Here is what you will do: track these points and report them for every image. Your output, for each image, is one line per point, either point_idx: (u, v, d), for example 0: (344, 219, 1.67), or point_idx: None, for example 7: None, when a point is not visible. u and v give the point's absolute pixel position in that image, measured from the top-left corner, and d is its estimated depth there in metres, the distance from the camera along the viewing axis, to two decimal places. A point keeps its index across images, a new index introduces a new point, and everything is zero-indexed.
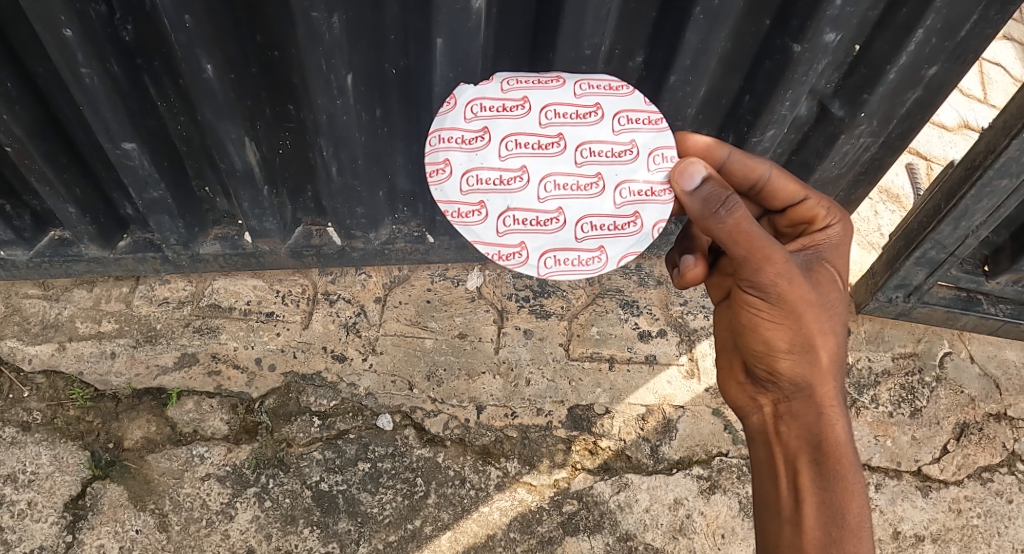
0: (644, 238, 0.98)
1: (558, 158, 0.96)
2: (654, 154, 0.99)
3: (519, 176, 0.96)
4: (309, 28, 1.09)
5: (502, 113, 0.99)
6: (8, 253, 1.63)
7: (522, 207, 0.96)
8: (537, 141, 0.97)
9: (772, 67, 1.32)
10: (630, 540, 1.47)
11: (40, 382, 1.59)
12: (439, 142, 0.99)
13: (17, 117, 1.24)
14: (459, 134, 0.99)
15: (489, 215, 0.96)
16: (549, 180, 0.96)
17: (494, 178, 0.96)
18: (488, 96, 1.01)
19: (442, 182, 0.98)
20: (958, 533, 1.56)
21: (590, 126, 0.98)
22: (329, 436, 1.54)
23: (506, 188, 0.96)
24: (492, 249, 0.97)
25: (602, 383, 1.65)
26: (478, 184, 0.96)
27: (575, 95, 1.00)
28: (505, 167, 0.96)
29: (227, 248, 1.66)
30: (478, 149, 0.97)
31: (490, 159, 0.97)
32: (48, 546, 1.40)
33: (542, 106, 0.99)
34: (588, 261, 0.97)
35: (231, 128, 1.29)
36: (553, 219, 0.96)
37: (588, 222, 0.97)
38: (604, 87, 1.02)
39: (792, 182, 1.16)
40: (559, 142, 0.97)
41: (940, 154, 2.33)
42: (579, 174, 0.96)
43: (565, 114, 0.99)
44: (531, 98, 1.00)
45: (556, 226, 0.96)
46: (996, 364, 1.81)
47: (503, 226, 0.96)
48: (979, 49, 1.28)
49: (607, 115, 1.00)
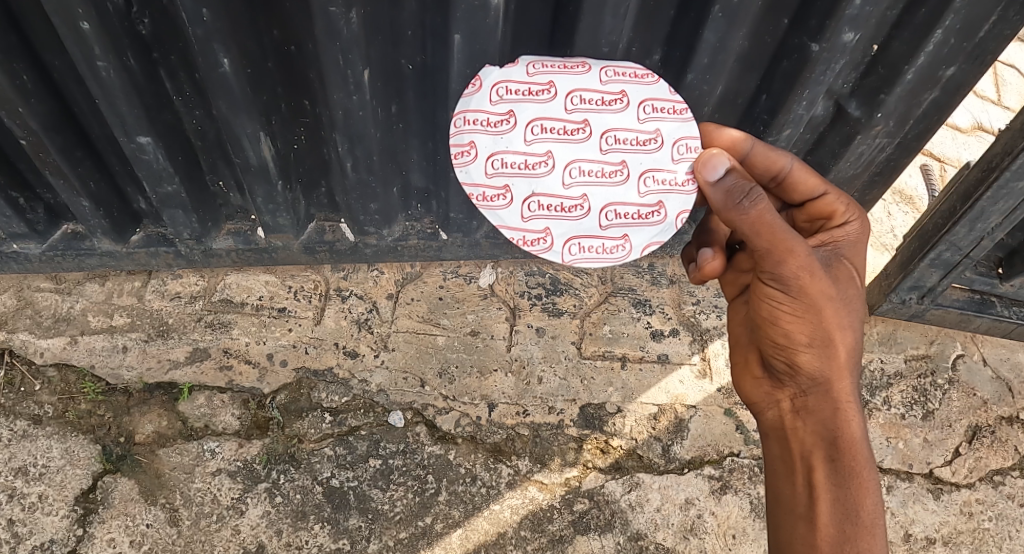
0: (668, 228, 1.00)
1: (583, 145, 0.98)
2: (678, 144, 1.01)
3: (544, 161, 0.98)
4: (327, 23, 1.09)
5: (529, 97, 1.00)
6: (21, 247, 1.63)
7: (546, 193, 0.98)
8: (562, 127, 0.98)
9: (790, 67, 1.32)
10: (641, 539, 1.46)
11: (51, 375, 1.59)
12: (465, 124, 1.00)
13: (34, 111, 1.25)
14: (484, 117, 1.00)
15: (514, 200, 0.98)
16: (574, 166, 0.98)
17: (519, 162, 0.98)
18: (513, 79, 1.01)
19: (467, 165, 0.99)
20: (969, 536, 1.55)
21: (615, 113, 0.99)
22: (340, 432, 1.54)
23: (530, 173, 0.98)
24: (517, 234, 0.98)
25: (614, 382, 1.64)
26: (504, 167, 0.98)
27: (601, 81, 1.01)
28: (531, 151, 0.98)
29: (240, 243, 1.66)
30: (504, 133, 0.98)
31: (516, 143, 0.98)
32: (59, 539, 1.40)
33: (567, 92, 1.00)
34: (611, 250, 0.99)
35: (247, 123, 1.29)
36: (577, 206, 0.98)
37: (612, 210, 0.99)
38: (630, 75, 1.03)
39: (812, 176, 1.16)
40: (584, 128, 0.98)
41: (954, 156, 2.32)
42: (603, 161, 0.98)
43: (591, 100, 1.00)
44: (557, 83, 1.01)
45: (580, 213, 0.98)
46: (1009, 367, 1.81)
47: (527, 211, 0.98)
48: (998, 50, 1.28)
49: (633, 103, 1.01)
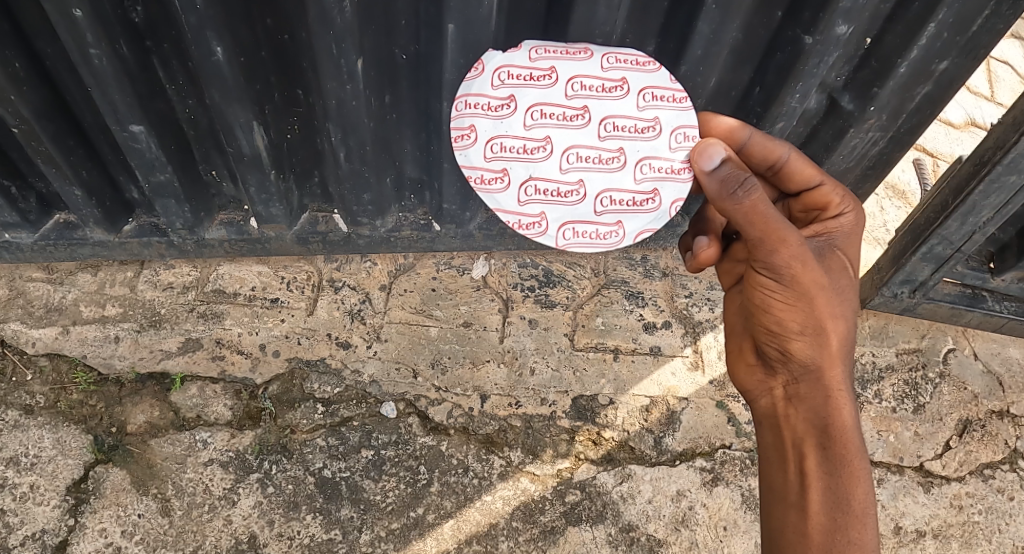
0: (661, 215, 1.02)
1: (582, 132, 0.98)
2: (676, 132, 1.01)
3: (542, 146, 0.99)
4: (320, 12, 1.09)
5: (529, 82, 1.00)
6: (14, 236, 1.62)
7: (543, 177, 1.00)
8: (562, 113, 0.98)
9: (784, 59, 1.32)
10: (632, 531, 1.47)
11: (43, 365, 1.59)
12: (465, 108, 1.01)
13: (25, 98, 1.24)
14: (485, 101, 1.00)
15: (511, 184, 1.00)
16: (571, 152, 0.99)
17: (517, 147, 0.99)
18: (515, 63, 1.01)
19: (467, 148, 1.01)
20: (959, 529, 1.57)
21: (616, 101, 0.99)
22: (332, 423, 1.54)
23: (529, 157, 0.99)
24: (513, 217, 1.01)
25: (607, 373, 1.65)
26: (502, 152, 0.99)
27: (602, 68, 1.01)
28: (530, 136, 0.99)
29: (232, 234, 1.65)
30: (503, 117, 0.99)
31: (515, 127, 0.99)
32: (50, 529, 1.40)
33: (568, 78, 1.00)
34: (605, 235, 1.02)
35: (240, 112, 1.28)
36: (573, 191, 1.00)
37: (608, 196, 1.00)
38: (632, 61, 1.02)
39: (809, 166, 1.16)
40: (583, 115, 0.99)
41: (947, 151, 2.33)
42: (601, 148, 0.99)
43: (591, 86, 1.00)
44: (558, 68, 1.00)
45: (575, 199, 1.00)
46: (999, 361, 1.82)
47: (524, 195, 1.00)
48: (990, 44, 1.28)
49: (633, 91, 1.00)
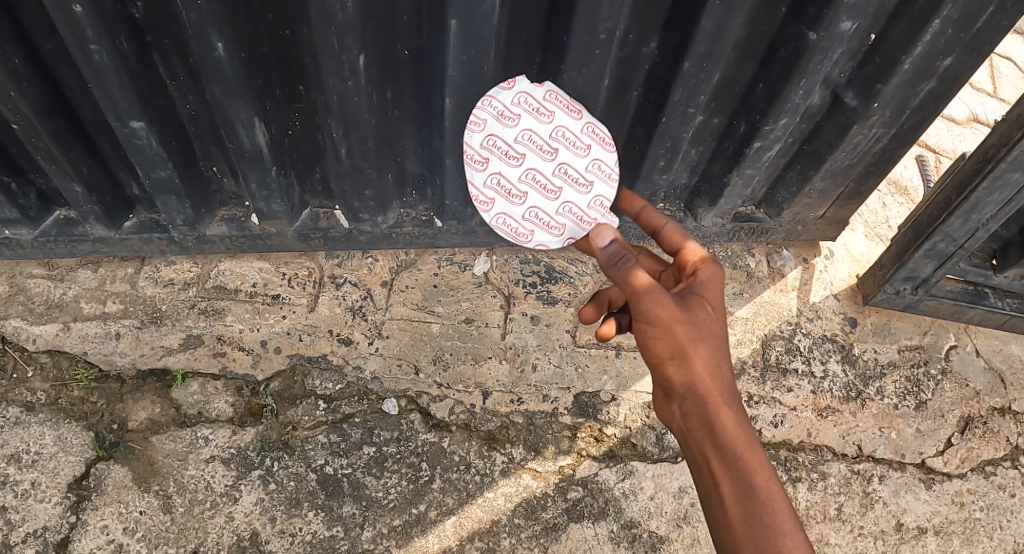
0: (559, 240, 1.22)
1: (541, 162, 1.16)
2: (597, 200, 1.20)
3: (517, 156, 1.15)
4: (322, 7, 1.08)
5: (532, 113, 1.17)
6: (13, 233, 1.61)
7: (505, 175, 1.17)
8: (540, 143, 1.16)
9: (787, 56, 1.31)
10: (634, 527, 1.47)
11: (44, 362, 1.58)
12: (484, 104, 1.17)
13: (25, 94, 1.24)
14: (500, 108, 1.17)
15: (486, 168, 1.17)
16: (529, 171, 1.16)
17: (501, 148, 1.16)
18: (533, 95, 1.18)
19: (472, 131, 1.17)
20: (960, 526, 1.57)
21: (574, 156, 1.18)
22: (334, 419, 1.54)
23: (504, 158, 1.16)
24: (472, 191, 1.19)
25: (609, 370, 1.64)
26: (491, 146, 1.16)
27: (580, 132, 1.19)
28: (512, 145, 1.16)
29: (233, 230, 1.64)
30: (503, 125, 1.16)
31: (505, 135, 1.16)
32: (52, 526, 1.40)
33: (558, 124, 1.18)
34: (520, 233, 1.21)
35: (241, 108, 1.28)
36: (518, 195, 1.17)
37: (535, 213, 1.19)
38: (600, 137, 1.20)
39: (655, 215, 1.24)
40: (552, 153, 1.17)
41: (950, 147, 2.32)
42: (547, 180, 1.17)
43: (567, 137, 1.18)
44: (558, 114, 1.18)
45: (516, 201, 1.18)
46: (1001, 358, 1.81)
47: (486, 180, 1.17)
48: (995, 41, 1.28)
49: (590, 157, 1.19)
